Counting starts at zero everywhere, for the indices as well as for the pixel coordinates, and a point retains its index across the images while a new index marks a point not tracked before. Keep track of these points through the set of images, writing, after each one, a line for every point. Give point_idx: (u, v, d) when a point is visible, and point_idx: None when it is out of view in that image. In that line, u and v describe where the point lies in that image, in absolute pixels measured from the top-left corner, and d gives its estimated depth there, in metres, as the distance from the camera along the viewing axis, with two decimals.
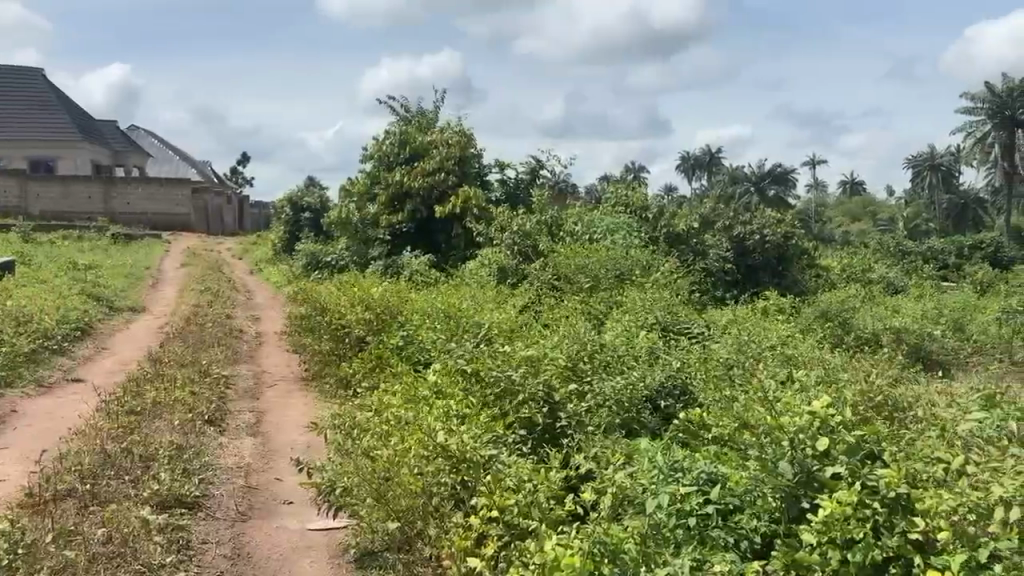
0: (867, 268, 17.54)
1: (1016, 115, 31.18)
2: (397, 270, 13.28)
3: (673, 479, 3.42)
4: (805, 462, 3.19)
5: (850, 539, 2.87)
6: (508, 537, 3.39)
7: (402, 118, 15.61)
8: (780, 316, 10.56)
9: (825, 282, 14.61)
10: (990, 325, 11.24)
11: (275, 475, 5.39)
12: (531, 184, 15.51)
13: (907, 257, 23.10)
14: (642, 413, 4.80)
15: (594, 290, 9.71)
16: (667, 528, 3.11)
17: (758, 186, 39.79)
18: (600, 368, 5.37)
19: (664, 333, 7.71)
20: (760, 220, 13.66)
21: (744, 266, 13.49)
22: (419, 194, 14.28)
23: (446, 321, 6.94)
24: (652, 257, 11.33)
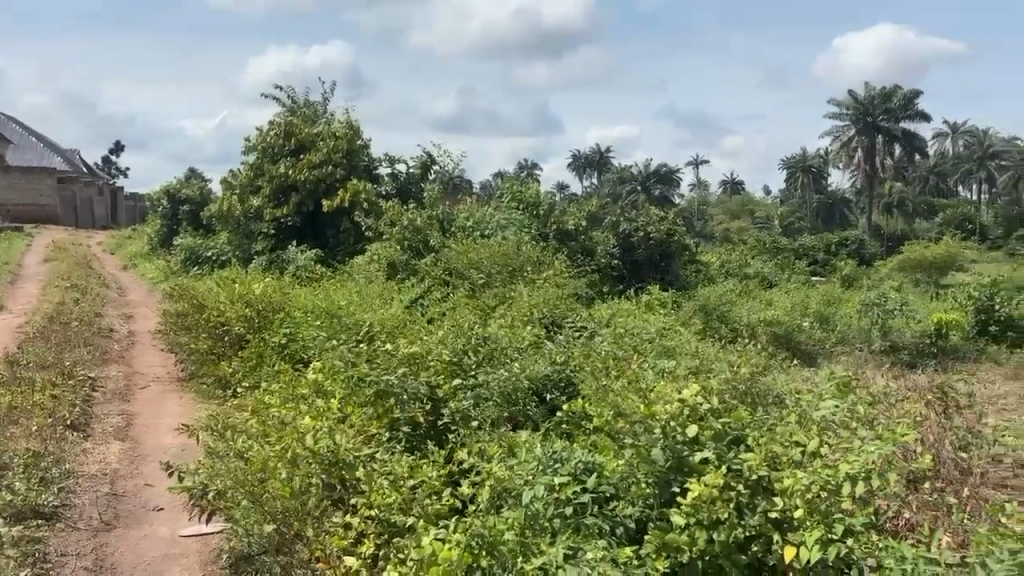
0: (744, 264, 18.47)
1: (877, 121, 33.68)
2: (282, 265, 12.89)
3: (550, 469, 3.48)
4: (676, 447, 3.31)
5: (715, 520, 3.01)
6: (387, 535, 3.40)
7: (288, 108, 15.16)
8: (664, 310, 10.95)
9: (705, 276, 15.26)
10: (852, 317, 12.07)
11: (144, 481, 5.13)
12: (421, 178, 15.40)
13: (782, 254, 24.47)
14: (528, 405, 4.94)
15: (483, 285, 9.77)
16: (545, 518, 3.15)
17: (644, 185, 40.99)
18: (486, 361, 5.42)
19: (550, 327, 7.89)
20: (644, 218, 14.09)
21: (630, 261, 13.84)
22: (305, 187, 13.88)
23: (328, 317, 6.80)
24: (541, 253, 11.50)
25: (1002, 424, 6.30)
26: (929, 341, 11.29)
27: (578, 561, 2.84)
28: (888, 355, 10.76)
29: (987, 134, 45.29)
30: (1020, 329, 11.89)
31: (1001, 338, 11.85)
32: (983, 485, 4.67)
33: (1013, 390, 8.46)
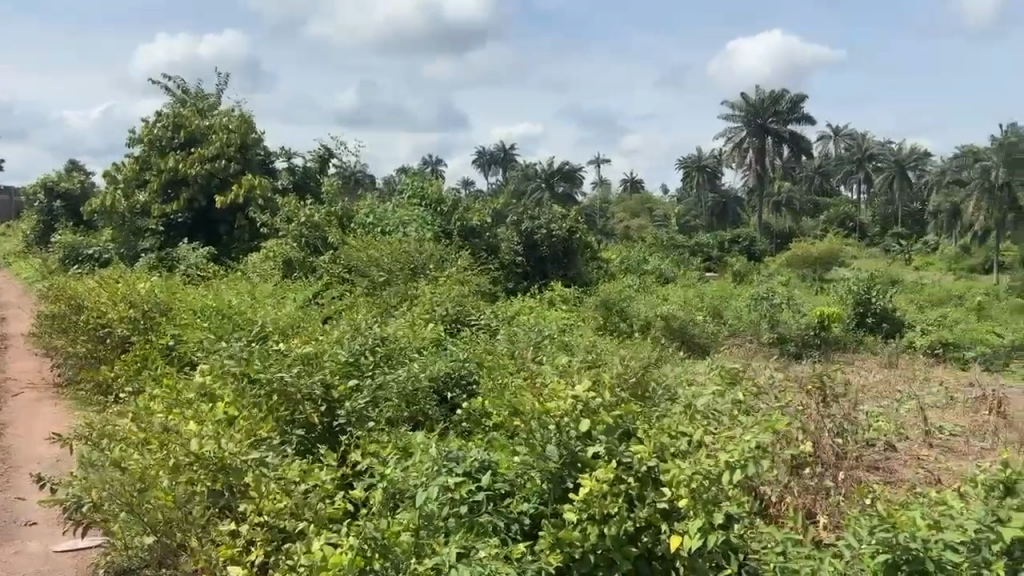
0: (643, 260, 18.98)
1: (766, 123, 35.27)
2: (172, 263, 12.32)
3: (445, 468, 3.44)
4: (570, 444, 3.37)
5: (606, 513, 3.07)
6: (278, 541, 3.33)
7: (178, 99, 14.48)
8: (565, 306, 11.11)
9: (606, 273, 15.57)
10: (743, 310, 12.61)
11: (14, 495, 4.79)
12: (320, 174, 15.05)
13: (679, 250, 25.28)
14: (427, 404, 4.91)
15: (384, 283, 9.64)
16: (439, 518, 3.12)
17: (548, 182, 41.32)
18: (383, 361, 5.35)
19: (452, 324, 7.86)
20: (547, 214, 14.33)
21: (534, 258, 13.99)
22: (196, 181, 13.29)
23: (218, 318, 6.54)
24: (443, 250, 11.45)
25: (875, 411, 6.70)
26: (814, 333, 11.87)
27: (471, 560, 2.84)
28: (775, 347, 11.29)
29: (865, 137, 48.13)
30: (894, 321, 12.69)
31: (878, 329, 12.62)
32: (856, 468, 4.95)
33: (886, 378, 9.03)
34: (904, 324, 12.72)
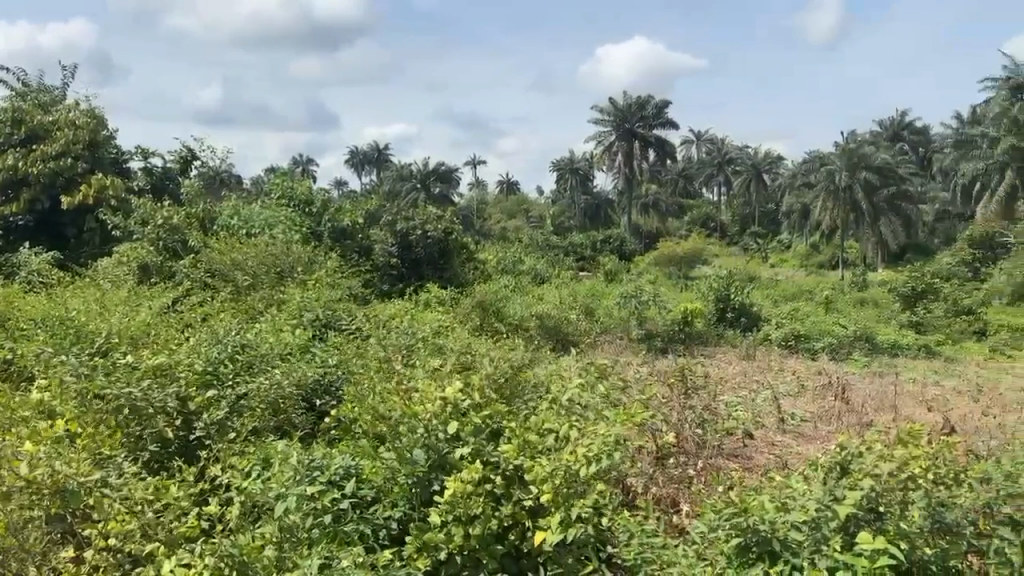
0: (518, 261, 19.23)
1: (633, 128, 36.55)
2: (11, 269, 11.29)
3: (308, 478, 3.31)
4: (437, 446, 3.38)
5: (472, 514, 3.08)
6: (128, 564, 3.11)
7: (17, 92, 13.30)
8: (440, 308, 11.07)
9: (482, 273, 15.65)
10: (615, 308, 13.00)
11: None
12: (181, 175, 14.29)
13: (553, 251, 25.76)
14: (294, 413, 4.77)
15: (250, 288, 9.24)
16: (303, 530, 3.02)
17: (423, 183, 40.98)
18: (244, 370, 5.13)
19: (322, 329, 7.64)
20: (421, 215, 14.30)
21: (409, 259, 13.79)
22: (39, 181, 12.25)
23: (60, 329, 6.06)
24: (313, 253, 11.11)
25: (734, 402, 7.06)
26: (679, 328, 12.32)
27: (332, 571, 2.75)
28: (644, 343, 11.69)
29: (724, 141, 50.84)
30: (751, 316, 13.47)
31: (737, 323, 13.34)
32: (718, 456, 5.17)
33: (744, 370, 9.55)
34: (760, 318, 13.51)
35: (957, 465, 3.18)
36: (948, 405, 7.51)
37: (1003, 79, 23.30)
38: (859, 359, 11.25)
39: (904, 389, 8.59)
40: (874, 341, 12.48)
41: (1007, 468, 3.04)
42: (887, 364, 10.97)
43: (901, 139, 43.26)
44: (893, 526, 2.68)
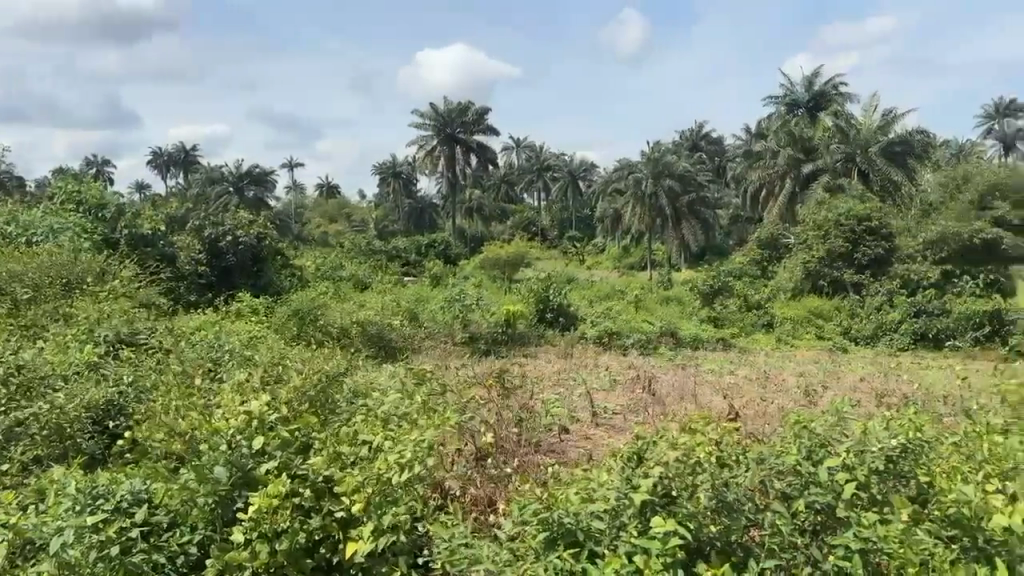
0: (338, 266, 18.76)
1: (454, 133, 36.81)
2: None
3: (91, 508, 2.98)
4: (240, 461, 3.22)
5: (277, 530, 2.97)
6: None
7: None
8: (254, 318, 10.58)
9: (300, 281, 15.11)
10: (437, 313, 13.05)
11: None
12: None
13: (376, 256, 25.40)
14: (82, 437, 4.34)
15: (32, 300, 8.31)
16: (83, 565, 2.77)
17: (237, 186, 38.93)
18: (19, 394, 4.60)
19: (117, 344, 7.01)
20: (232, 221, 13.71)
21: (218, 267, 13.25)
22: None
23: None
24: (107, 261, 10.20)
25: (552, 399, 7.32)
26: (501, 330, 12.57)
27: None
28: (468, 346, 11.77)
29: (541, 148, 52.66)
30: (569, 316, 14.02)
31: (555, 323, 13.84)
32: (536, 454, 5.31)
33: (561, 368, 9.92)
34: (577, 317, 14.07)
35: (738, 448, 3.47)
36: (740, 392, 8.20)
37: (780, 96, 25.95)
38: (666, 353, 12.04)
39: (703, 379, 9.28)
40: (678, 335, 13.36)
41: (777, 447, 3.36)
42: (689, 356, 11.85)
43: (699, 149, 46.98)
44: (682, 508, 2.88)
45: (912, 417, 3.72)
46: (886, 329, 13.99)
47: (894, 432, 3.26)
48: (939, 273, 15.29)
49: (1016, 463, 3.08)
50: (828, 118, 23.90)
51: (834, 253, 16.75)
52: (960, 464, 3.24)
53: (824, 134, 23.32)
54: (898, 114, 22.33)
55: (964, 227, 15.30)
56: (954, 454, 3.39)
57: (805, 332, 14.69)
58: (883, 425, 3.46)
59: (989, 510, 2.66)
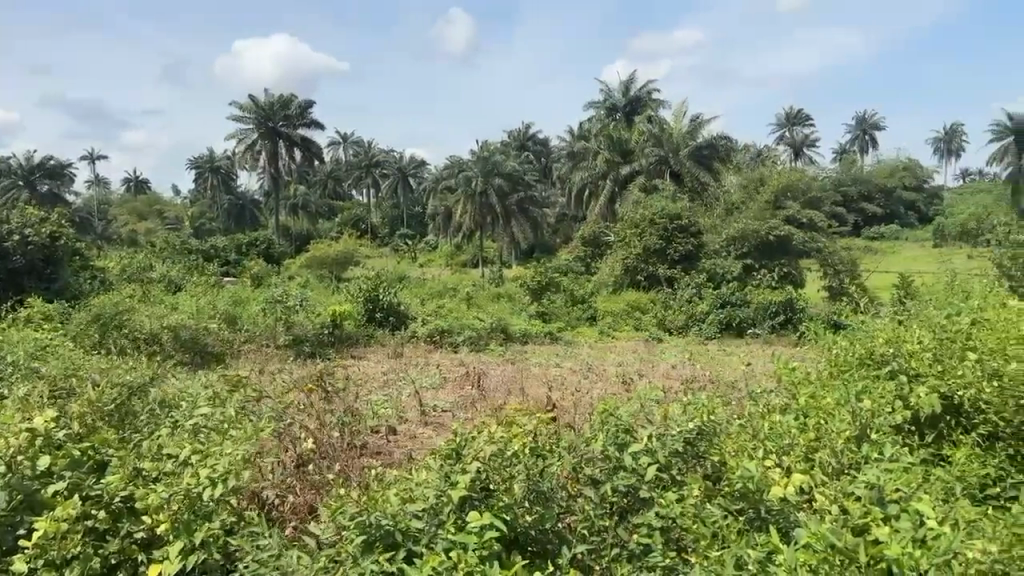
0: (148, 267, 17.44)
1: (276, 126, 35.34)
2: None
3: None
4: (22, 485, 2.91)
5: (66, 557, 2.73)
6: None
7: None
8: (49, 325, 9.61)
9: (102, 284, 13.88)
10: (259, 315, 12.48)
11: None
12: None
13: (192, 256, 23.88)
14: None
15: None
16: None
17: (28, 180, 35.12)
18: None
19: None
20: (19, 220, 12.38)
21: (3, 270, 11.88)
22: None
23: None
24: None
25: (380, 400, 7.26)
26: (328, 331, 12.16)
27: None
28: (292, 349, 11.36)
29: (369, 145, 51.86)
30: (399, 314, 13.89)
31: (385, 322, 13.66)
32: (361, 457, 5.22)
33: (390, 368, 9.82)
34: (407, 316, 13.96)
35: (551, 438, 3.62)
36: (564, 384, 8.48)
37: (600, 101, 27.24)
38: (495, 349, 12.26)
39: (530, 373, 9.53)
40: (508, 330, 13.58)
41: (587, 436, 3.54)
42: (518, 351, 12.14)
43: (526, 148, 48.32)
44: (498, 501, 2.94)
45: (705, 403, 4.08)
46: (696, 320, 15.14)
47: (691, 417, 3.56)
48: (740, 267, 16.72)
49: (790, 441, 3.50)
50: (643, 122, 25.34)
51: (650, 250, 17.72)
52: (744, 443, 3.60)
53: (640, 138, 24.69)
54: (704, 120, 24.07)
55: (761, 225, 16.92)
56: (741, 432, 3.77)
57: (626, 325, 15.54)
58: (681, 412, 3.76)
59: (766, 485, 3.00)
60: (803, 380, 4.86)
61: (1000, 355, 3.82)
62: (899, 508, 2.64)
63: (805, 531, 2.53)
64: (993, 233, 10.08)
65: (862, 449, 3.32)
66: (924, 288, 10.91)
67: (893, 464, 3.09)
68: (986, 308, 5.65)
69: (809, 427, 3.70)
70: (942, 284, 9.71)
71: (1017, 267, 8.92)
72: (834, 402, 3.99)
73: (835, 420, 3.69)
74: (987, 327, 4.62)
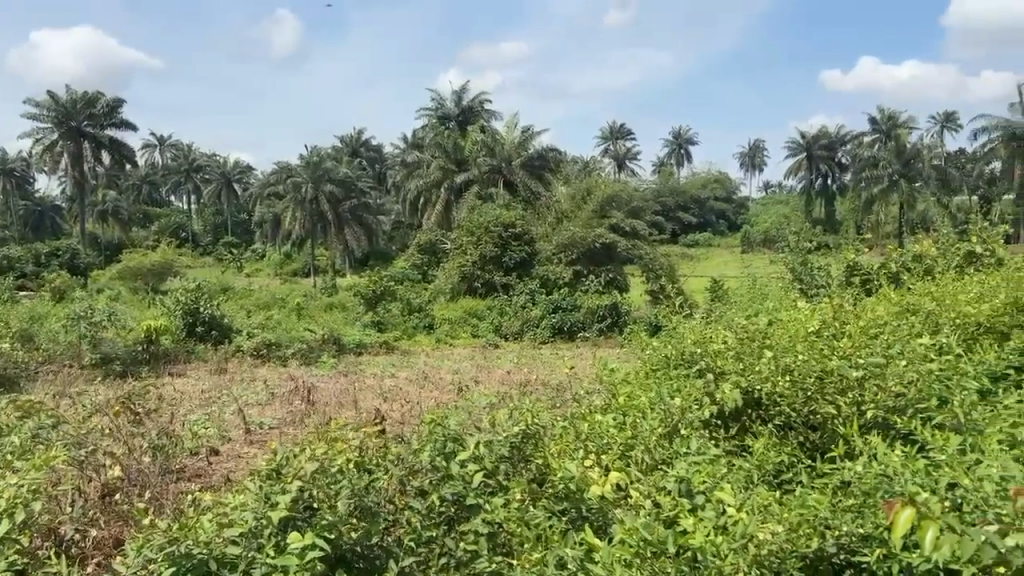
0: None
1: (80, 126, 32.46)
2: None
3: None
4: None
5: None
6: None
7: None
8: None
9: None
10: (61, 333, 11.41)
11: None
12: None
13: None
14: None
15: None
16: None
17: None
18: None
19: None
20: None
21: None
22: None
23: None
24: None
25: (199, 419, 6.85)
26: (141, 347, 11.28)
27: None
28: (101, 368, 10.43)
29: (189, 148, 48.94)
30: (223, 327, 13.15)
31: (207, 337, 12.88)
32: (178, 482, 4.90)
33: (214, 384, 9.29)
34: (232, 329, 13.23)
35: (377, 451, 3.58)
36: (399, 395, 8.38)
37: (432, 109, 27.37)
38: (328, 360, 11.92)
39: (363, 385, 9.37)
40: (341, 341, 13.25)
41: (413, 447, 3.53)
42: (351, 363, 11.87)
43: (359, 155, 47.72)
44: (322, 519, 2.82)
45: (529, 407, 4.19)
46: (530, 325, 15.46)
47: (515, 422, 3.66)
48: (571, 273, 17.38)
49: (607, 441, 3.68)
50: (476, 132, 25.73)
51: (486, 257, 17.92)
52: (568, 445, 3.73)
53: (473, 146, 25.05)
54: (533, 132, 24.78)
55: (588, 233, 17.73)
56: (564, 435, 3.90)
57: (462, 332, 15.62)
58: (507, 418, 3.86)
59: (586, 485, 3.12)
60: (622, 382, 5.11)
61: (790, 353, 4.20)
62: (704, 498, 2.82)
63: (621, 528, 2.65)
64: (787, 240, 11.16)
65: (671, 446, 3.54)
66: (731, 291, 11.86)
67: (700, 458, 3.31)
68: (779, 309, 6.23)
69: (626, 426, 3.89)
70: (746, 286, 10.64)
71: (806, 270, 9.97)
72: (648, 402, 4.23)
73: (649, 420, 3.91)
74: (780, 326, 5.11)
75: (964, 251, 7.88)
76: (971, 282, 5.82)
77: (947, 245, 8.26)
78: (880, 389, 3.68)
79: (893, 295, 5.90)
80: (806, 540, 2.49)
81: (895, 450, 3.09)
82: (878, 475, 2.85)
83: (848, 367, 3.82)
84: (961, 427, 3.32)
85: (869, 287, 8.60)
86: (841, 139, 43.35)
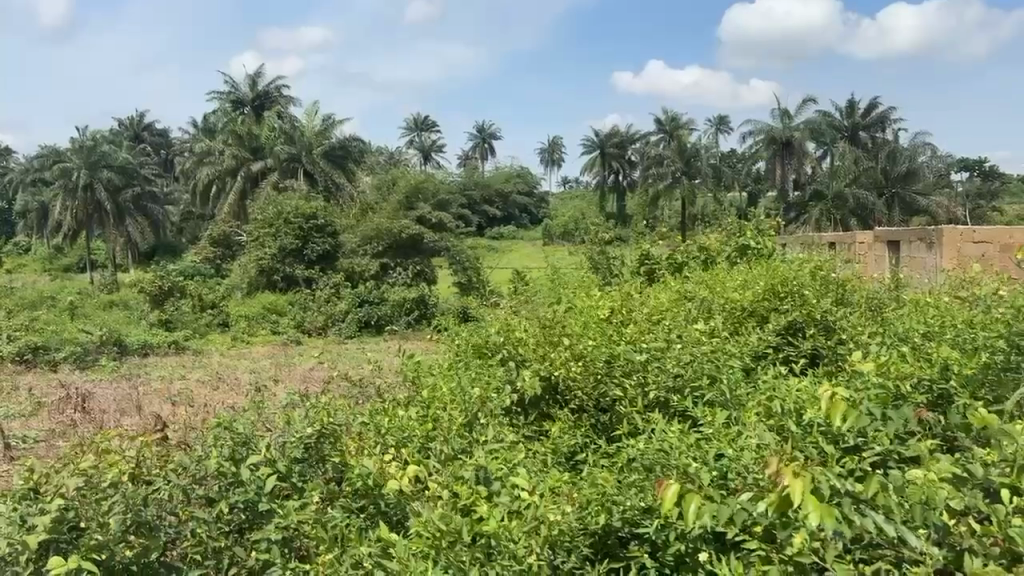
0: None
1: None
2: None
3: None
4: None
5: None
6: None
7: None
8: None
9: None
10: None
11: None
12: None
13: None
14: None
15: None
16: None
17: None
18: None
19: None
20: None
21: None
22: None
23: None
24: None
25: None
26: None
27: None
28: None
29: None
30: None
31: None
32: None
33: None
34: None
35: (158, 459, 3.33)
36: (189, 397, 7.82)
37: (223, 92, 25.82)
38: (106, 363, 10.85)
39: (148, 388, 8.66)
40: (124, 343, 12.15)
41: (199, 453, 3.31)
42: (136, 365, 10.91)
43: (142, 140, 44.20)
44: (89, 539, 2.52)
45: (327, 405, 4.06)
46: (335, 319, 15.03)
47: (312, 422, 3.55)
48: (377, 266, 17.19)
49: (408, 435, 3.67)
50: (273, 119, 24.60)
51: (285, 250, 17.12)
52: (363, 441, 3.67)
53: (270, 134, 23.92)
54: (334, 120, 24.13)
55: (393, 225, 17.54)
56: (362, 431, 3.82)
57: (261, 329, 14.88)
58: (303, 418, 3.73)
59: (384, 477, 3.08)
60: (425, 374, 5.12)
61: (582, 339, 4.41)
62: (500, 485, 2.89)
63: (417, 520, 2.66)
64: (585, 234, 11.71)
65: (468, 436, 3.62)
66: (535, 280, 12.27)
67: (498, 446, 3.40)
68: (574, 298, 6.52)
69: (427, 419, 3.90)
70: (547, 276, 11.08)
71: (601, 259, 10.55)
72: (449, 392, 4.27)
73: (449, 410, 3.94)
74: (574, 313, 5.36)
75: (738, 243, 8.65)
76: (740, 270, 6.42)
77: (723, 238, 9.07)
78: (660, 370, 3.91)
79: (675, 283, 6.35)
80: (594, 518, 2.58)
81: (671, 426, 3.35)
82: (658, 450, 3.05)
83: (633, 351, 4.07)
84: (727, 402, 3.65)
85: (655, 276, 9.28)
86: (631, 137, 46.25)
